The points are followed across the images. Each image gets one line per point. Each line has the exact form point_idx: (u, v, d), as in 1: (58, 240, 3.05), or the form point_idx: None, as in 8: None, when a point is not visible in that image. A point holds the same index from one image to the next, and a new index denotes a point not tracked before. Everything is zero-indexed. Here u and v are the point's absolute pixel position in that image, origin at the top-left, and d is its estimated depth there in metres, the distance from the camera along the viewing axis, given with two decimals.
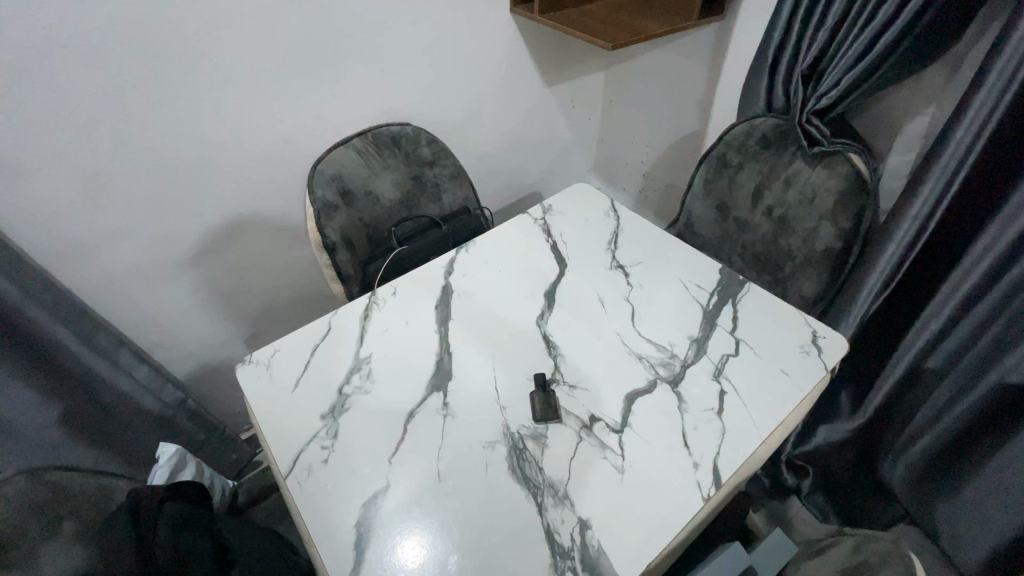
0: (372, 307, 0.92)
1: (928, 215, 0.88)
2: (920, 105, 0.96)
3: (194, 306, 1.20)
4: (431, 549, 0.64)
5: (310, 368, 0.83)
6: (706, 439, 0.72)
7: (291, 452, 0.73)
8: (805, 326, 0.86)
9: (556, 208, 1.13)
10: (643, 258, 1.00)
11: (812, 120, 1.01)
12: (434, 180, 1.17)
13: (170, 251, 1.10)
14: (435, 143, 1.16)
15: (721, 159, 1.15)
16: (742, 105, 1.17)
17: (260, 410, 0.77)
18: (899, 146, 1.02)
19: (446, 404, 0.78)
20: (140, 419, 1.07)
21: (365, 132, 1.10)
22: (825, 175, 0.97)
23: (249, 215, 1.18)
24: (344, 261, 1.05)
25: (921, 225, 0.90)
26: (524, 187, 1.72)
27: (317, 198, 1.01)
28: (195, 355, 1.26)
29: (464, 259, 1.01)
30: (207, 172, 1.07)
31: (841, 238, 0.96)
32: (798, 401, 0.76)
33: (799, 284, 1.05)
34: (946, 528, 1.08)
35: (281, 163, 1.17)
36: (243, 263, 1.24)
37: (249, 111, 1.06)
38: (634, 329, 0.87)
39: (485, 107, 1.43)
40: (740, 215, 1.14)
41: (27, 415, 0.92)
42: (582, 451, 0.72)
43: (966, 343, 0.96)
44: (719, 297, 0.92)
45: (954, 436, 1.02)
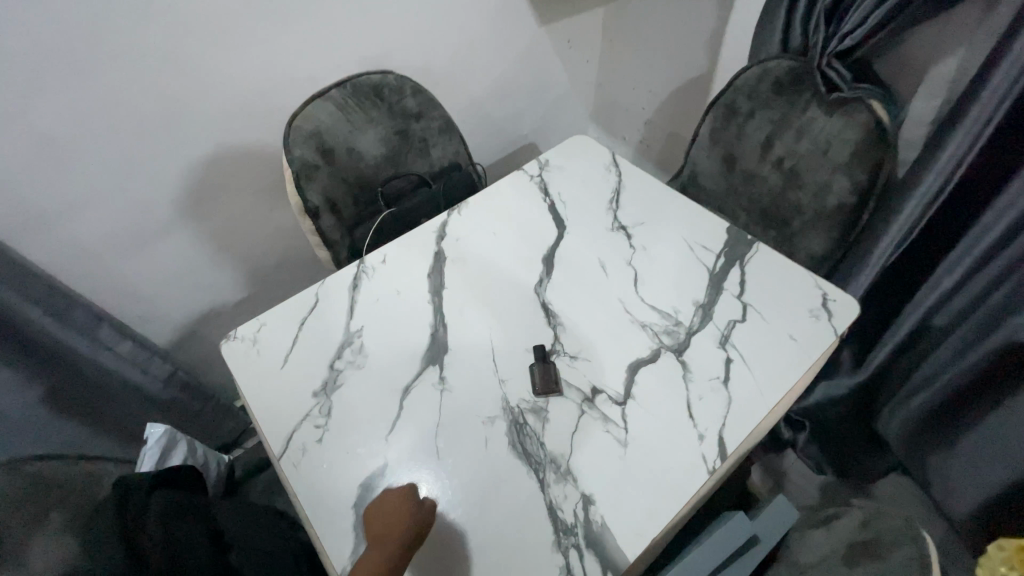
0: (361, 276, 0.87)
1: (955, 169, 0.82)
2: (949, 46, 0.88)
3: (175, 276, 1.14)
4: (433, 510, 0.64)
5: (299, 343, 0.79)
6: (711, 410, 0.70)
7: (284, 433, 0.71)
8: (815, 288, 0.82)
9: (553, 163, 1.05)
10: (645, 218, 0.95)
11: (833, 63, 0.92)
12: (422, 134, 1.08)
13: (145, 219, 1.03)
14: (421, 93, 1.07)
15: (730, 106, 1.07)
16: (755, 46, 1.07)
17: (250, 390, 0.74)
18: (924, 91, 0.94)
19: (443, 378, 0.75)
20: (131, 395, 1.04)
21: (342, 82, 0.99)
22: (842, 124, 0.91)
23: (224, 177, 1.10)
24: (329, 225, 0.98)
25: (946, 181, 0.83)
26: (518, 138, 1.62)
27: (295, 158, 0.93)
28: (182, 325, 1.22)
29: (456, 221, 0.95)
30: (175, 131, 0.99)
31: (855, 192, 0.91)
32: (806, 368, 0.73)
33: (808, 241, 1.01)
34: (937, 480, 1.09)
35: (254, 118, 1.08)
36: (223, 229, 1.17)
37: (214, 61, 0.96)
38: (638, 296, 0.83)
39: (472, 51, 1.32)
40: (748, 167, 1.07)
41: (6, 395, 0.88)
42: (584, 425, 0.70)
43: (976, 301, 0.93)
44: (726, 258, 0.87)
45: (956, 392, 1.02)
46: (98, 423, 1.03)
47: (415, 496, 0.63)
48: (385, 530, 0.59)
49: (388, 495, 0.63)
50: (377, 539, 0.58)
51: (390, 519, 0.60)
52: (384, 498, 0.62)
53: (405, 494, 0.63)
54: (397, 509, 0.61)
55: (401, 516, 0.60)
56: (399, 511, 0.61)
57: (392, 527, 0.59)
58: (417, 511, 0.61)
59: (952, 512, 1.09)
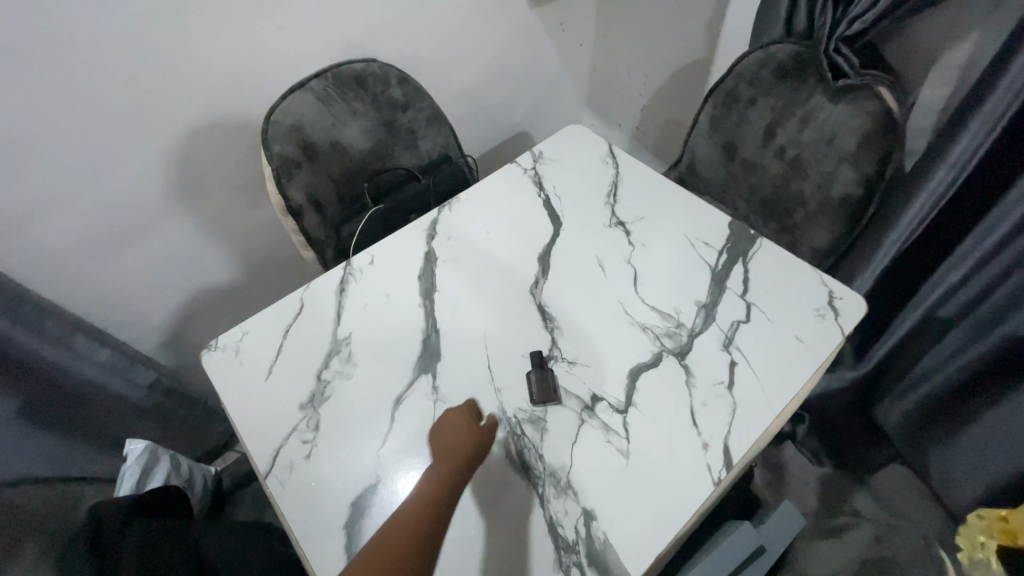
0: (348, 279, 0.83)
1: (968, 162, 0.78)
2: (961, 30, 0.84)
3: (154, 279, 1.09)
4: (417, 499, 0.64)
5: (284, 353, 0.75)
6: (716, 417, 0.68)
7: (270, 449, 0.67)
8: (821, 286, 0.79)
9: (547, 155, 1.01)
10: (644, 212, 0.91)
11: (839, 48, 0.89)
12: (409, 126, 1.03)
13: (118, 221, 0.98)
14: (407, 82, 1.01)
15: (731, 93, 1.02)
16: (757, 29, 1.03)
17: (233, 403, 0.71)
18: (934, 78, 0.90)
19: (436, 388, 0.72)
20: (113, 405, 1.01)
21: (323, 72, 0.93)
22: (849, 113, 0.87)
23: (201, 174, 1.05)
24: (313, 224, 0.93)
25: (959, 174, 0.80)
26: (510, 126, 1.56)
27: (275, 155, 0.88)
28: (164, 328, 1.17)
29: (447, 218, 0.91)
30: (146, 128, 0.93)
31: (862, 184, 0.87)
32: (813, 371, 0.71)
33: (810, 234, 0.97)
34: (937, 471, 1.09)
35: (231, 111, 1.02)
36: (202, 229, 1.11)
37: (184, 52, 0.90)
38: (637, 296, 0.80)
39: (461, 36, 1.26)
40: (749, 156, 1.03)
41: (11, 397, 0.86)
42: (584, 435, 0.67)
43: (981, 295, 0.91)
44: (728, 255, 0.84)
45: (958, 385, 1.00)
46: (81, 436, 0.98)
47: (477, 413, 0.68)
48: (451, 442, 0.63)
49: (452, 412, 0.67)
50: (442, 450, 0.63)
51: (455, 432, 0.64)
52: (447, 414, 0.67)
53: (467, 411, 0.67)
54: (461, 424, 0.65)
55: (464, 430, 0.64)
56: (462, 427, 0.65)
57: (456, 440, 0.63)
58: (479, 427, 0.65)
59: (950, 503, 1.09)
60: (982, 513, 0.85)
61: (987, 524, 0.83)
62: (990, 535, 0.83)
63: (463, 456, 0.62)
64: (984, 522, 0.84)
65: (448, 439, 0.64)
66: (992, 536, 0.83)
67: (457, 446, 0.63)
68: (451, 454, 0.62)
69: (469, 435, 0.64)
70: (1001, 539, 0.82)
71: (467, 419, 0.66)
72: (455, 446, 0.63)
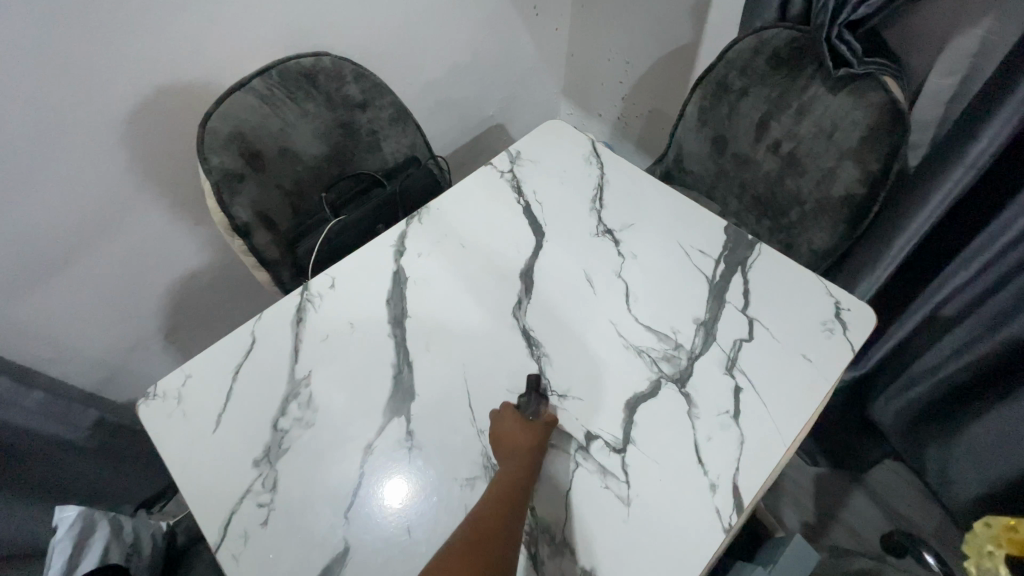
0: (306, 307, 0.74)
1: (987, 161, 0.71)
2: (974, 14, 0.77)
3: (88, 306, 0.97)
4: (410, 537, 0.58)
5: (234, 399, 0.66)
6: (723, 452, 0.61)
7: (219, 517, 0.58)
8: (826, 296, 0.73)
9: (525, 155, 0.92)
10: (633, 218, 0.83)
11: (843, 35, 0.81)
12: (369, 126, 0.92)
13: (38, 246, 0.86)
14: (365, 77, 0.90)
15: (721, 81, 0.95)
16: (746, 14, 0.95)
17: (174, 464, 0.61)
18: (940, 66, 0.84)
19: (411, 433, 0.64)
20: (47, 454, 0.89)
21: (266, 68, 0.82)
22: (851, 105, 0.80)
23: (133, 187, 0.93)
24: (264, 243, 0.83)
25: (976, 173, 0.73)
26: (483, 120, 1.46)
27: (214, 166, 0.76)
28: (105, 357, 1.06)
29: (416, 231, 0.82)
30: (61, 139, 0.81)
31: (865, 182, 0.81)
32: (823, 395, 0.65)
33: (808, 235, 0.91)
34: (934, 470, 1.06)
35: (164, 118, 0.90)
36: (140, 248, 0.99)
37: (99, 50, 0.78)
38: (630, 315, 0.73)
39: (427, 25, 1.15)
40: (740, 151, 0.96)
41: None
42: (580, 482, 0.60)
43: (986, 294, 0.87)
44: (726, 265, 0.77)
45: (958, 385, 0.97)
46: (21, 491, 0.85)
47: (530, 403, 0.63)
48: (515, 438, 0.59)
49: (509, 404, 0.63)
50: (505, 451, 0.59)
51: (517, 426, 0.60)
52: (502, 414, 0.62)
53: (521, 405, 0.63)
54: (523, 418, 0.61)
55: (527, 427, 0.60)
56: (524, 420, 0.61)
57: (519, 438, 0.59)
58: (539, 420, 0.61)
59: (951, 504, 1.06)
60: (991, 521, 0.76)
61: (996, 532, 0.74)
62: (999, 544, 0.73)
63: (530, 456, 0.58)
64: (992, 530, 0.74)
65: (508, 437, 0.59)
66: (1000, 544, 0.73)
67: (523, 445, 0.59)
68: (517, 454, 0.58)
69: (533, 432, 0.60)
70: (1010, 548, 0.72)
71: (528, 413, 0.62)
72: (522, 444, 0.58)
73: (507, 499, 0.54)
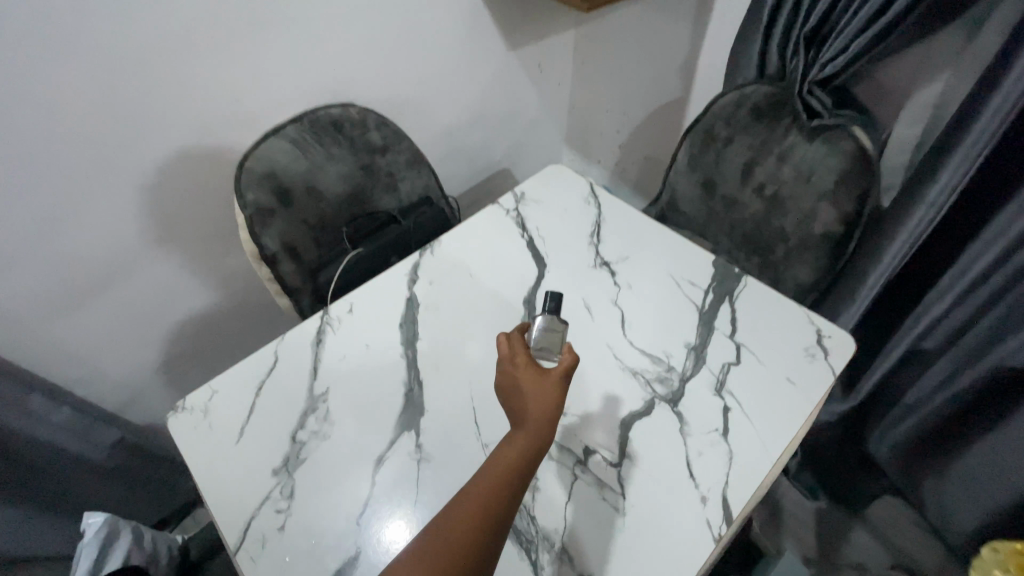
0: (325, 329, 0.80)
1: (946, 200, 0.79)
2: (931, 72, 0.87)
3: (119, 330, 1.04)
4: None
5: (257, 413, 0.71)
6: (713, 467, 0.65)
7: (239, 521, 0.62)
8: (809, 324, 0.79)
9: (529, 195, 1.00)
10: (629, 252, 0.90)
11: (814, 91, 0.93)
12: (389, 169, 1.01)
13: (80, 272, 0.94)
14: (386, 126, 1.00)
15: (709, 131, 1.04)
16: (730, 72, 1.06)
17: (199, 471, 0.66)
18: (905, 117, 0.93)
19: (420, 446, 0.68)
20: (70, 467, 0.93)
21: (299, 117, 0.92)
22: (825, 151, 0.88)
23: (171, 220, 1.01)
24: (289, 272, 0.90)
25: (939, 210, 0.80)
26: (492, 165, 1.56)
27: (249, 202, 0.85)
28: (129, 380, 1.11)
29: (428, 262, 0.89)
30: (112, 176, 0.90)
31: (842, 221, 0.88)
32: (807, 414, 0.69)
33: (794, 271, 0.98)
34: (933, 503, 1.08)
35: (204, 159, 0.99)
36: (170, 277, 1.07)
37: (154, 98, 0.88)
38: (626, 339, 0.78)
39: (442, 80, 1.27)
40: (728, 193, 1.04)
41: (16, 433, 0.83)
42: (578, 493, 0.64)
43: (964, 326, 0.92)
44: (715, 295, 0.83)
45: (947, 416, 1.00)
46: None
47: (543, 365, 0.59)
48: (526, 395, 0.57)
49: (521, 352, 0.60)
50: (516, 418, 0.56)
51: (527, 380, 0.57)
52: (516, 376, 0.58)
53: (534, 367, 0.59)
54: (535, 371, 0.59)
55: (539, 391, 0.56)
56: (537, 374, 0.58)
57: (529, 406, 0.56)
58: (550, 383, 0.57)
59: (950, 538, 1.07)
60: (998, 546, 0.79)
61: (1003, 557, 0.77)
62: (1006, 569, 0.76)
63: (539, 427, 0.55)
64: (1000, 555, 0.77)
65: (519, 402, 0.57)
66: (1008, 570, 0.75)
67: (533, 403, 0.56)
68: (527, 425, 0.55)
69: (544, 395, 0.56)
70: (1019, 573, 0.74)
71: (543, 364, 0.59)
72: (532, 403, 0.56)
73: (513, 464, 0.52)
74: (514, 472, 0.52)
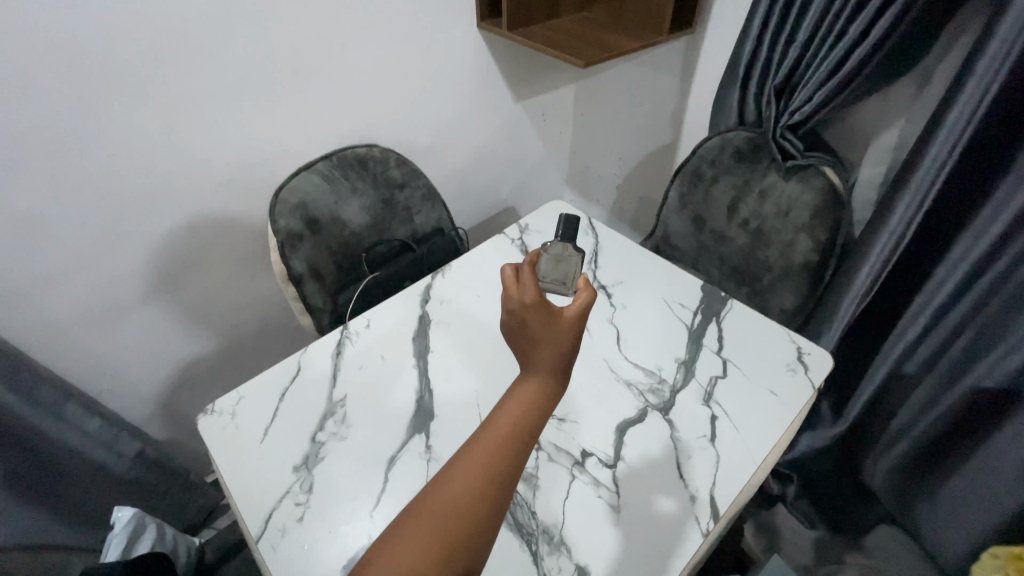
0: (344, 342, 0.87)
1: (905, 229, 0.89)
2: (890, 118, 0.98)
3: (149, 347, 1.11)
4: None
5: (281, 415, 0.77)
6: (701, 469, 0.70)
7: (262, 512, 0.67)
8: (790, 342, 0.85)
9: (533, 227, 1.09)
10: (624, 277, 0.98)
11: (786, 135, 1.02)
12: (406, 202, 1.11)
13: (121, 291, 1.02)
14: (405, 164, 1.11)
15: (696, 172, 1.14)
16: (715, 119, 1.17)
17: (227, 467, 0.71)
18: (871, 156, 1.03)
19: (429, 447, 0.74)
20: (94, 480, 0.97)
21: (329, 156, 1.02)
22: (800, 188, 0.98)
23: (207, 246, 1.10)
24: (313, 292, 0.98)
25: (899, 238, 0.90)
26: (498, 203, 1.67)
27: (280, 228, 0.94)
28: (154, 396, 1.18)
29: (440, 284, 0.97)
30: (160, 205, 0.99)
31: (819, 250, 0.96)
32: (789, 422, 0.75)
33: (778, 297, 1.05)
34: (927, 527, 1.12)
35: (241, 191, 1.10)
36: (201, 299, 1.15)
37: (203, 137, 0.98)
38: (621, 354, 0.85)
39: (455, 125, 1.39)
40: (716, 228, 1.13)
41: (50, 439, 0.88)
42: (575, 491, 0.68)
43: (939, 351, 0.99)
44: (703, 315, 0.90)
45: (934, 439, 1.05)
46: None
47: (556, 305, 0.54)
48: (532, 350, 0.53)
49: (534, 295, 0.53)
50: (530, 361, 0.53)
51: (542, 326, 0.53)
52: (531, 317, 0.53)
53: (547, 306, 0.53)
54: (545, 319, 0.53)
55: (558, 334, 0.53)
56: (551, 316, 0.53)
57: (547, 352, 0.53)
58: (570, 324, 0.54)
59: (947, 563, 1.10)
60: None
61: None
62: None
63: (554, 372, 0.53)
64: None
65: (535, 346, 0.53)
66: None
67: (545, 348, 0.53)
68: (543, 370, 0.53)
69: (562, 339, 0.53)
70: None
71: (556, 313, 0.53)
72: (539, 362, 0.53)
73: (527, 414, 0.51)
74: (518, 434, 0.50)
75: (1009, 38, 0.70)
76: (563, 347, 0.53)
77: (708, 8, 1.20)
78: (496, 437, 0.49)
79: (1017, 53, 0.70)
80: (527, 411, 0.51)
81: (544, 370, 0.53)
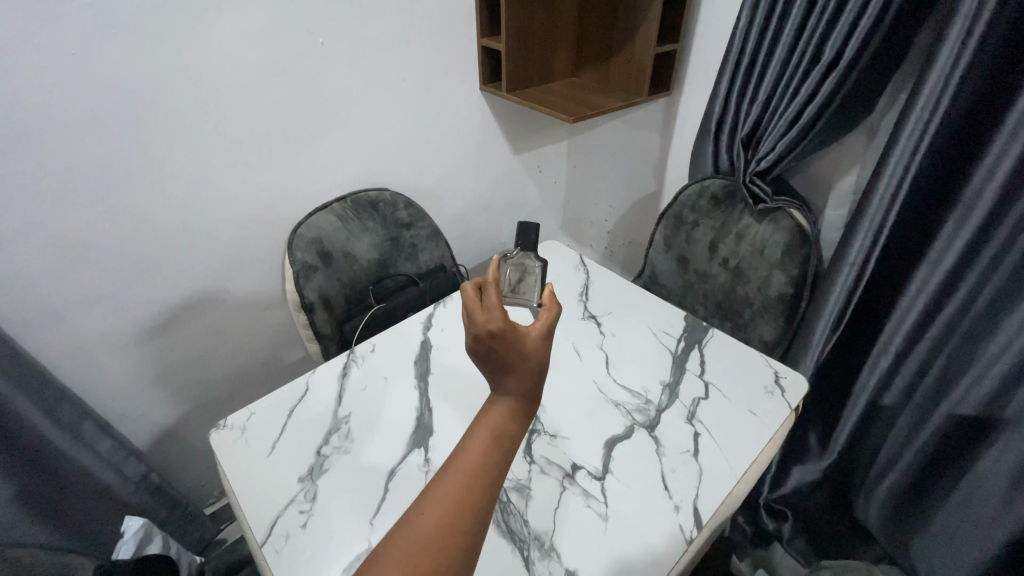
0: (350, 365, 0.93)
1: (865, 260, 0.98)
2: (846, 166, 1.09)
3: (163, 374, 1.17)
4: None
5: (289, 431, 0.82)
6: (684, 481, 0.74)
7: (267, 518, 0.71)
8: (767, 368, 0.91)
9: None
10: (613, 308, 1.05)
11: (754, 181, 1.12)
12: (412, 240, 1.21)
13: (145, 318, 1.09)
14: (412, 206, 1.21)
15: (678, 217, 1.25)
16: (694, 169, 1.29)
17: (235, 478, 0.75)
18: (833, 200, 1.14)
19: (428, 460, 0.78)
20: (99, 501, 0.99)
21: (343, 197, 1.12)
22: (771, 229, 1.07)
23: (226, 277, 1.18)
24: (321, 319, 1.06)
25: (860, 269, 0.99)
26: (498, 246, 1.78)
27: (296, 260, 1.03)
28: (162, 422, 1.21)
29: (441, 314, 1.04)
30: (187, 239, 1.08)
31: (792, 285, 1.04)
32: (768, 440, 0.79)
33: (758, 330, 1.13)
34: (923, 564, 1.11)
35: (261, 228, 1.19)
36: (216, 328, 1.22)
37: (231, 178, 1.09)
38: (610, 377, 0.90)
39: (459, 173, 1.52)
40: (699, 267, 1.22)
41: (67, 455, 0.93)
42: (566, 501, 0.72)
43: (913, 381, 1.05)
44: (686, 342, 0.97)
45: (919, 470, 1.08)
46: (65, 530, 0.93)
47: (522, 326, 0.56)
48: (502, 371, 0.56)
49: (499, 320, 0.54)
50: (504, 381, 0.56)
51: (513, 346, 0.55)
52: (502, 339, 0.54)
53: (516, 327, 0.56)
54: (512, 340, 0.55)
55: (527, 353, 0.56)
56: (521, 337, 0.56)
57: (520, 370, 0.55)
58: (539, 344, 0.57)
59: None
60: None
61: None
62: None
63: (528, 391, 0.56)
64: None
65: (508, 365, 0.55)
66: None
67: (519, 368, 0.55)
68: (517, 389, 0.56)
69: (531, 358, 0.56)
70: None
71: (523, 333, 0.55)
72: (511, 384, 0.55)
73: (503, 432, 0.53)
74: (495, 449, 0.52)
75: (934, 97, 0.82)
76: (534, 367, 0.56)
77: (684, 73, 1.35)
78: (475, 452, 0.51)
79: (940, 111, 0.82)
80: (502, 429, 0.53)
81: (518, 391, 0.55)
